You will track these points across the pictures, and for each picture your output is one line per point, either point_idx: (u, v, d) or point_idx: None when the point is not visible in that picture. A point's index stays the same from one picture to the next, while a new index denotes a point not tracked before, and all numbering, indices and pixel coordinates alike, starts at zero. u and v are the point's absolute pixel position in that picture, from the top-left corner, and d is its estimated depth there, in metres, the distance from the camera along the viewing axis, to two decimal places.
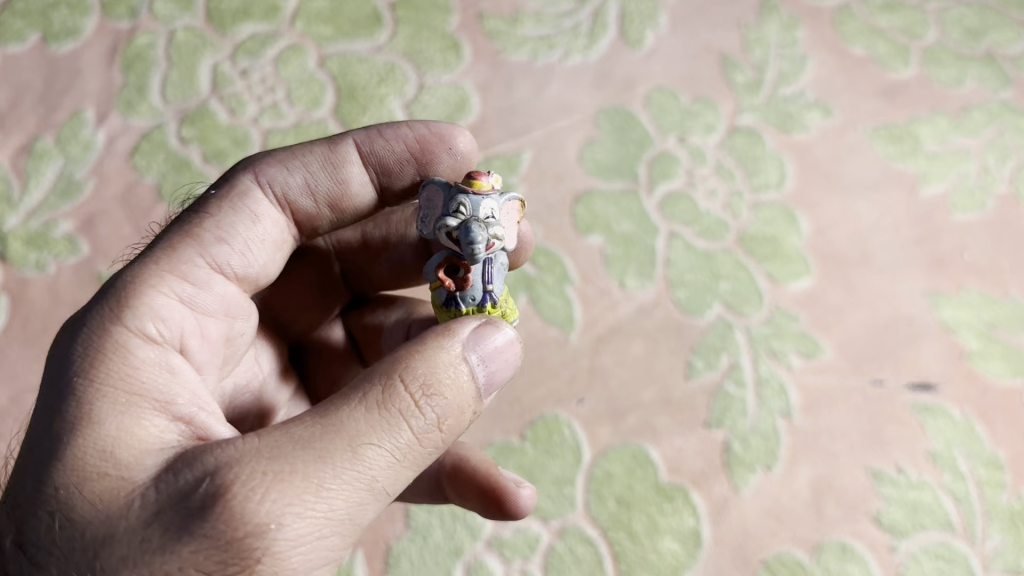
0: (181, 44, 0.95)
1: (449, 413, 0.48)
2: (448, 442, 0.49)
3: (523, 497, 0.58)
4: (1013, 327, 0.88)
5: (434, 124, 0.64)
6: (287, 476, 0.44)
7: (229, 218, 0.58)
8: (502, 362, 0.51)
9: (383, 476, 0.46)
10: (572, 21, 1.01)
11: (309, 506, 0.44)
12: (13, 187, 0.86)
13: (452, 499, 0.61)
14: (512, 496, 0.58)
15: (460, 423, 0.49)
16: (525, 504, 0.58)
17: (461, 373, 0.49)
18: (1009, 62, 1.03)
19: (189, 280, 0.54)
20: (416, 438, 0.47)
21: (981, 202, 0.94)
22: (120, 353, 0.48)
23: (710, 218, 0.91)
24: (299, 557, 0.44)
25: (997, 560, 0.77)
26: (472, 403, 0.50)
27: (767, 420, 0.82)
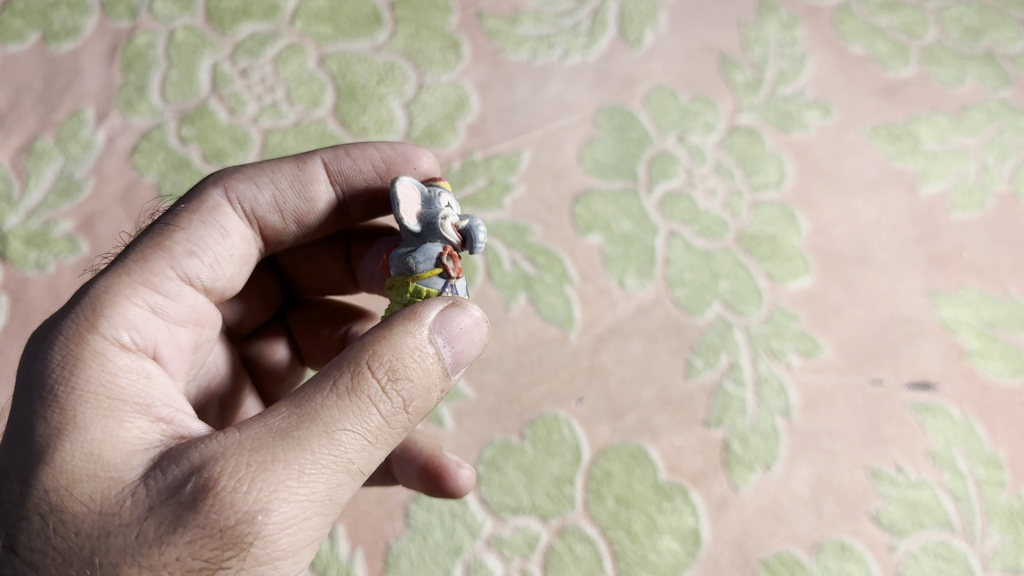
0: (181, 43, 0.96)
1: (418, 394, 0.48)
2: (417, 422, 0.50)
3: (462, 476, 0.65)
4: (1013, 326, 0.88)
5: (400, 145, 0.65)
6: (269, 465, 0.44)
7: (200, 232, 0.58)
8: (469, 343, 0.50)
9: (358, 457, 0.47)
10: (572, 21, 1.01)
11: (292, 492, 0.44)
12: (13, 187, 0.86)
13: (398, 480, 0.68)
14: (454, 476, 0.65)
15: (429, 403, 0.50)
16: (465, 483, 0.65)
17: (428, 353, 0.49)
18: (1009, 61, 1.03)
19: (161, 291, 0.54)
20: (387, 420, 0.47)
21: (980, 201, 0.95)
22: (97, 360, 0.48)
23: (709, 218, 0.91)
24: (287, 539, 0.45)
25: (997, 559, 0.77)
26: (438, 383, 0.50)
27: (766, 419, 0.82)
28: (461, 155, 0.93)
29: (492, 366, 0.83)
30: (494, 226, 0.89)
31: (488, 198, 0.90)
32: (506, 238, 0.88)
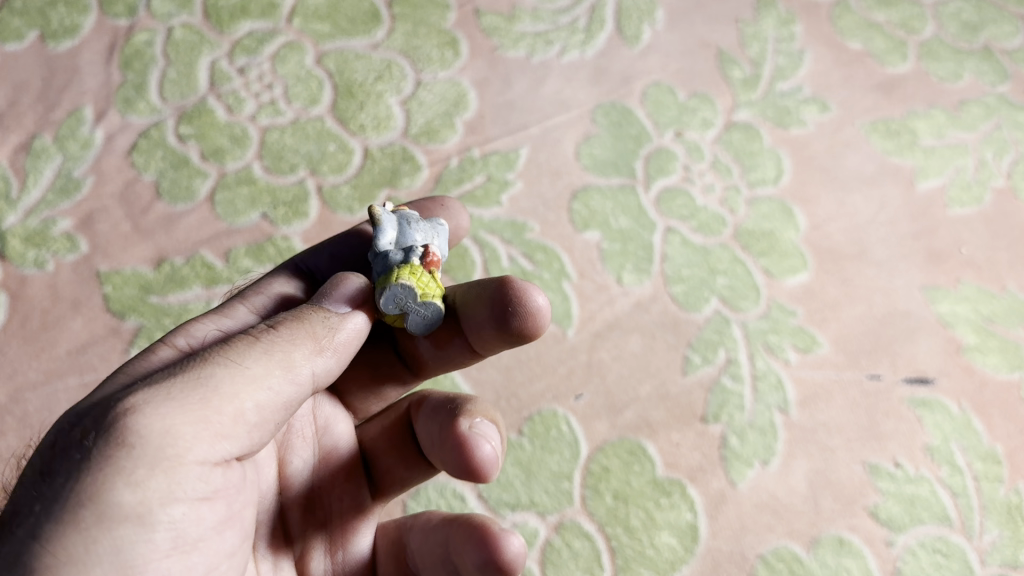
0: (179, 42, 0.96)
1: (297, 317, 0.51)
2: (302, 335, 0.50)
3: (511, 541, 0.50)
4: (1010, 321, 0.88)
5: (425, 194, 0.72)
6: (157, 370, 0.47)
7: (276, 284, 0.63)
8: (333, 292, 0.54)
9: (232, 352, 0.47)
10: (569, 17, 1.02)
11: (169, 377, 0.45)
12: (11, 185, 0.86)
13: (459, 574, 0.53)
14: (505, 548, 0.50)
15: (317, 329, 0.50)
16: (519, 558, 0.50)
17: (313, 303, 0.53)
18: (1007, 56, 1.03)
19: (229, 317, 0.58)
20: (266, 333, 0.49)
21: (979, 196, 0.95)
22: (145, 350, 0.53)
23: (706, 213, 0.91)
24: (157, 412, 0.43)
25: (994, 554, 0.78)
26: (318, 314, 0.51)
27: (764, 414, 0.82)
28: (460, 152, 0.92)
29: (490, 362, 0.83)
30: (491, 223, 0.89)
31: (485, 195, 0.90)
32: (504, 234, 0.88)
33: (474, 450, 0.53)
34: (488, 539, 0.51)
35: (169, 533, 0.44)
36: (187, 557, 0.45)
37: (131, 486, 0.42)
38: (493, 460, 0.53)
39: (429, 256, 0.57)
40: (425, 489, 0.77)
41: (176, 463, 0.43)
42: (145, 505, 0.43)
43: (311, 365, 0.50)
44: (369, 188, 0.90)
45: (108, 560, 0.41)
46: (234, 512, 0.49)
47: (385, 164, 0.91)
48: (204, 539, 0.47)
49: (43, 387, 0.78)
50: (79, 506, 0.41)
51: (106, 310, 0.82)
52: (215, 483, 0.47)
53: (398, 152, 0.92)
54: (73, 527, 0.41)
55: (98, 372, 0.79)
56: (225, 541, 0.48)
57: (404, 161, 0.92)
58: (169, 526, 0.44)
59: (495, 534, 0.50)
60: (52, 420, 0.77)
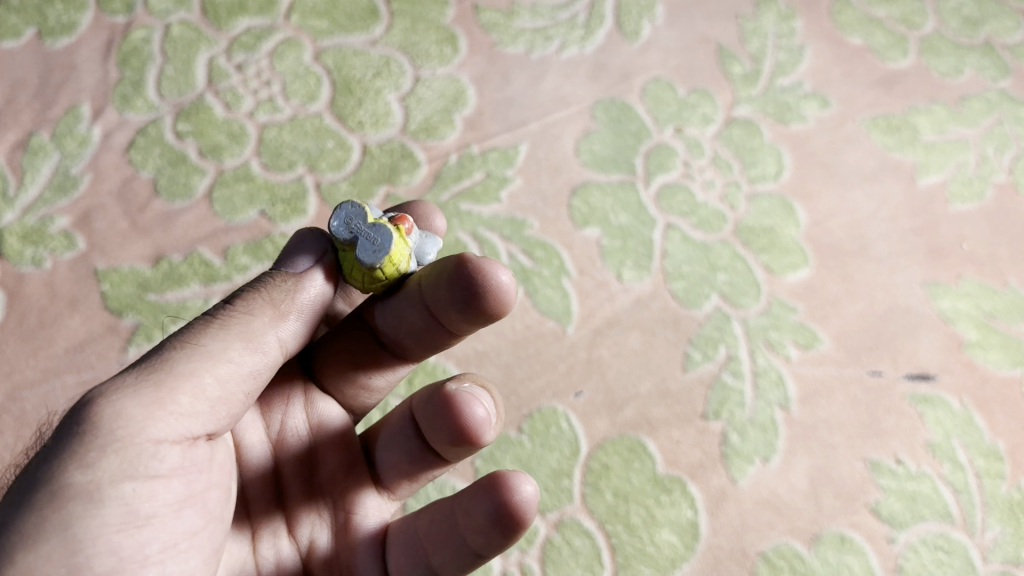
0: (176, 38, 0.95)
1: (253, 290, 0.52)
2: (256, 307, 0.51)
3: (524, 485, 0.52)
4: (1012, 317, 0.88)
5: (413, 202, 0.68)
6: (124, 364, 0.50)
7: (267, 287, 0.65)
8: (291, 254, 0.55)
9: (187, 335, 0.49)
10: (568, 13, 1.01)
11: (127, 368, 0.48)
12: (8, 183, 0.86)
13: (467, 533, 0.54)
14: (511, 492, 0.52)
15: (273, 296, 0.52)
16: (531, 504, 0.53)
17: (273, 269, 0.55)
18: (1008, 51, 1.03)
19: None
20: (222, 312, 0.51)
21: (980, 191, 0.94)
22: None
23: (707, 210, 0.91)
24: (112, 399, 0.46)
25: (996, 551, 0.77)
26: (275, 279, 0.53)
27: (764, 411, 0.82)
28: (458, 148, 0.92)
29: (489, 359, 0.82)
30: (491, 219, 0.88)
31: (484, 192, 0.89)
32: (504, 231, 0.88)
33: (467, 410, 0.55)
34: (492, 488, 0.53)
35: (121, 510, 0.45)
36: (139, 535, 0.46)
37: (82, 466, 0.44)
38: (484, 423, 0.55)
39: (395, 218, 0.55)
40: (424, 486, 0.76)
41: (129, 438, 0.45)
42: (96, 483, 0.44)
43: (268, 334, 0.51)
44: (368, 184, 0.89)
45: (59, 537, 0.43)
46: (195, 493, 0.50)
47: (383, 160, 0.91)
48: (161, 518, 0.47)
49: (40, 385, 0.78)
50: (34, 490, 0.43)
51: (104, 308, 0.81)
52: (174, 462, 0.48)
53: (397, 148, 0.92)
54: (27, 510, 0.43)
55: (96, 369, 0.79)
56: (184, 520, 0.49)
57: (403, 158, 0.91)
58: (123, 501, 0.45)
59: (496, 482, 0.53)
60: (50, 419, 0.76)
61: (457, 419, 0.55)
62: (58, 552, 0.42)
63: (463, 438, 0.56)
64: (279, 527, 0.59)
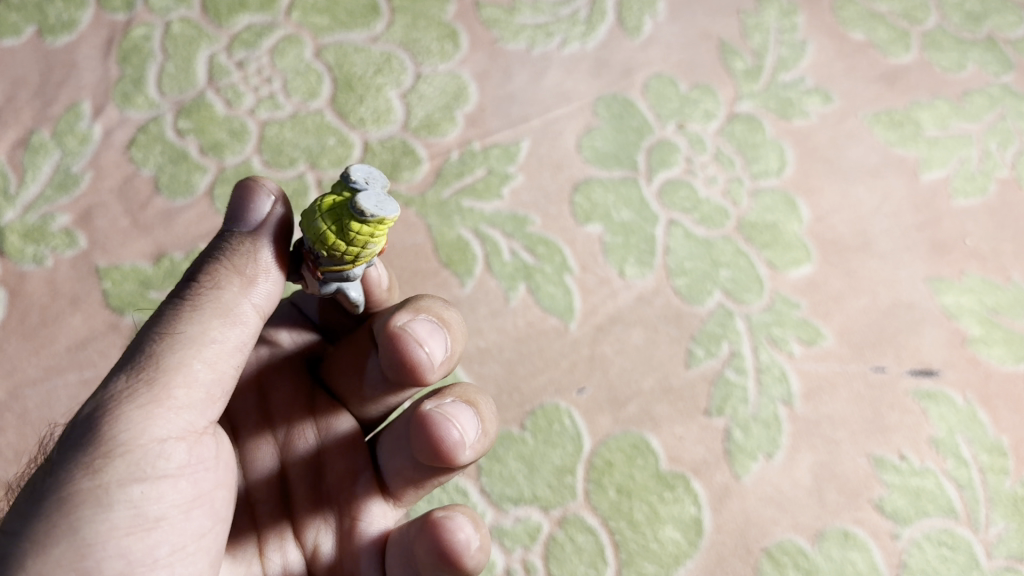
0: (177, 36, 0.95)
1: (219, 259, 0.51)
2: (227, 281, 0.50)
3: (461, 529, 0.54)
4: (1015, 312, 0.87)
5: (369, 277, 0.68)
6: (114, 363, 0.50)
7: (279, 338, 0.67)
8: (244, 214, 0.52)
9: (168, 324, 0.49)
10: (570, 9, 1.01)
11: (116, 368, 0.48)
12: (9, 181, 0.85)
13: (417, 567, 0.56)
14: (448, 536, 0.53)
15: (238, 264, 0.50)
16: (467, 547, 0.54)
17: (229, 231, 0.52)
18: (1010, 46, 1.03)
19: None
20: (193, 290, 0.50)
21: (982, 186, 0.94)
22: None
23: (709, 206, 0.90)
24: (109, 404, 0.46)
25: (1000, 547, 0.77)
26: (234, 245, 0.51)
27: (768, 407, 0.81)
28: (460, 145, 0.92)
29: (492, 356, 0.82)
30: (493, 216, 0.88)
31: (486, 188, 0.89)
32: (506, 228, 0.88)
33: (441, 431, 0.55)
34: (431, 531, 0.54)
35: (130, 512, 0.46)
36: (149, 537, 0.47)
37: (89, 473, 0.45)
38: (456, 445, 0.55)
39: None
40: None
41: (129, 439, 0.46)
42: (103, 488, 0.45)
43: (242, 304, 0.50)
44: None
45: (69, 543, 0.44)
46: (204, 493, 0.51)
47: (385, 157, 0.91)
48: (170, 518, 0.48)
49: (42, 383, 0.77)
50: (43, 500, 0.44)
51: (106, 306, 0.81)
52: (181, 461, 0.49)
53: (398, 145, 0.92)
54: (37, 520, 0.44)
55: (98, 367, 0.79)
56: (193, 520, 0.50)
57: (404, 155, 0.91)
58: (132, 503, 0.46)
59: (436, 523, 0.54)
60: (52, 417, 0.76)
61: (430, 437, 0.55)
62: (70, 558, 0.44)
63: (436, 457, 0.55)
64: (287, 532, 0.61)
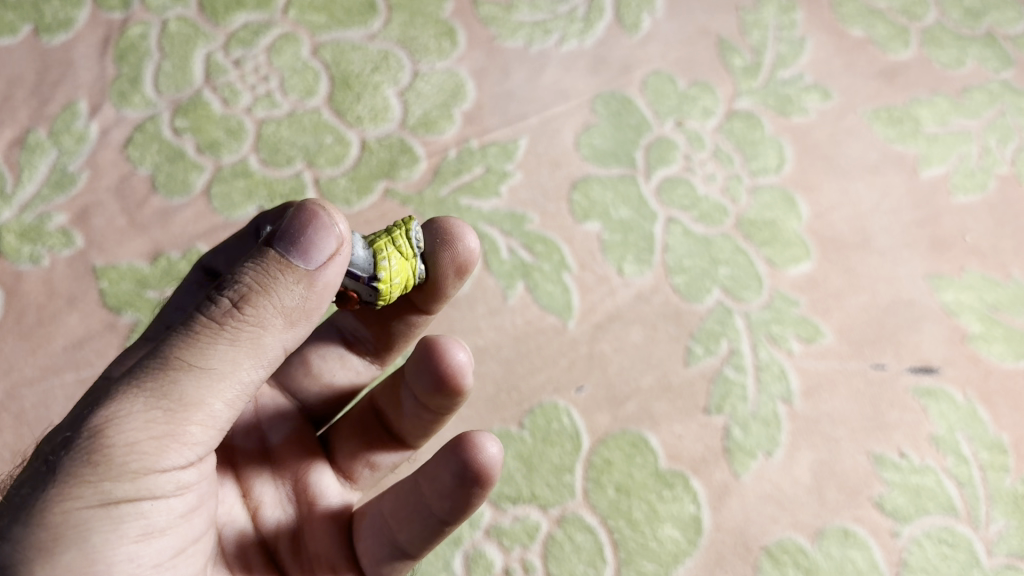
0: (173, 34, 0.95)
1: (263, 290, 0.46)
2: (267, 322, 0.47)
3: (488, 448, 0.53)
4: (1015, 309, 0.87)
5: None
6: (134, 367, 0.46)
7: None
8: (303, 246, 0.46)
9: (200, 357, 0.45)
10: (568, 7, 1.01)
11: (138, 388, 0.45)
12: (6, 180, 0.85)
13: (433, 501, 0.55)
14: (475, 452, 0.53)
15: (282, 303, 0.47)
16: (495, 462, 0.53)
17: (278, 253, 0.47)
18: (1010, 42, 1.02)
19: None
20: (230, 318, 0.46)
21: (982, 183, 0.94)
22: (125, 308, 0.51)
23: (708, 204, 0.90)
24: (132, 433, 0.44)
25: (1000, 544, 0.77)
26: (283, 282, 0.46)
27: (767, 405, 0.81)
28: (458, 143, 0.92)
29: (490, 355, 0.82)
30: (491, 215, 0.88)
31: (484, 186, 0.89)
32: (504, 226, 0.87)
33: (448, 359, 0.59)
34: (455, 450, 0.53)
35: (139, 524, 0.46)
36: (156, 545, 0.48)
37: (99, 489, 0.44)
38: (463, 370, 0.60)
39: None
40: None
41: (144, 466, 0.45)
42: (113, 504, 0.45)
43: (275, 344, 0.48)
44: (367, 179, 0.89)
45: (79, 553, 0.44)
46: (203, 499, 0.52)
47: (382, 155, 0.90)
48: (174, 527, 0.49)
49: (39, 384, 0.77)
50: (48, 511, 0.43)
51: (103, 306, 0.81)
52: (186, 479, 0.49)
53: (396, 143, 0.91)
54: (39, 528, 0.43)
55: (95, 367, 0.78)
56: (191, 526, 0.51)
57: (402, 153, 0.91)
58: (138, 521, 0.46)
59: (460, 440, 0.53)
60: (48, 417, 0.76)
61: (439, 366, 0.59)
62: (77, 566, 0.44)
63: (441, 384, 0.60)
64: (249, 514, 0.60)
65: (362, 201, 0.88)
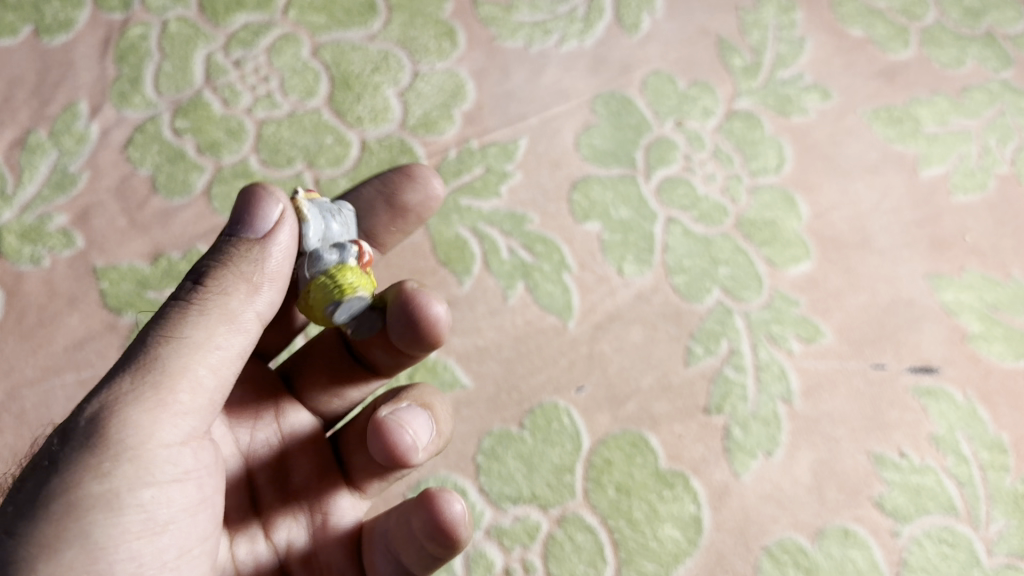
0: (174, 35, 0.95)
1: (224, 263, 0.49)
2: (233, 291, 0.49)
3: (454, 508, 0.54)
4: (1015, 309, 0.87)
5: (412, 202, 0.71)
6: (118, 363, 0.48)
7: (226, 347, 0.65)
8: (248, 218, 0.50)
9: (176, 333, 0.47)
10: (567, 7, 1.01)
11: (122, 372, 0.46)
12: (6, 181, 0.85)
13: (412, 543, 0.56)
14: (442, 511, 0.54)
15: (245, 269, 0.50)
16: (461, 522, 0.54)
17: (232, 233, 0.51)
18: (1009, 42, 1.03)
19: None
20: (196, 294, 0.49)
21: (982, 182, 0.94)
22: None
23: (708, 204, 0.90)
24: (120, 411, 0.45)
25: (1000, 544, 0.77)
26: (240, 251, 0.50)
27: (767, 405, 0.81)
28: (458, 143, 0.92)
29: (490, 355, 0.82)
30: (491, 215, 0.88)
31: (484, 187, 0.89)
32: (504, 226, 0.87)
33: (395, 437, 0.56)
34: (424, 505, 0.54)
35: (141, 515, 0.46)
36: (159, 541, 0.47)
37: (97, 474, 0.44)
38: (412, 450, 0.56)
39: (363, 256, 0.55)
40: (425, 482, 0.77)
41: (136, 444, 0.45)
42: (113, 491, 0.45)
43: (246, 310, 0.50)
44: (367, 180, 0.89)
45: (81, 548, 0.44)
46: (206, 496, 0.52)
47: (382, 156, 0.90)
48: (178, 522, 0.49)
49: (40, 384, 0.77)
50: (50, 504, 0.44)
51: (104, 306, 0.81)
52: (185, 466, 0.49)
53: (396, 144, 0.91)
54: (44, 522, 0.43)
55: (96, 367, 0.78)
56: (197, 523, 0.50)
57: (402, 153, 0.91)
58: (140, 510, 0.46)
59: (431, 496, 0.54)
60: (49, 417, 0.76)
61: (384, 445, 0.55)
62: (81, 559, 0.44)
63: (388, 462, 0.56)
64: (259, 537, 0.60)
65: None
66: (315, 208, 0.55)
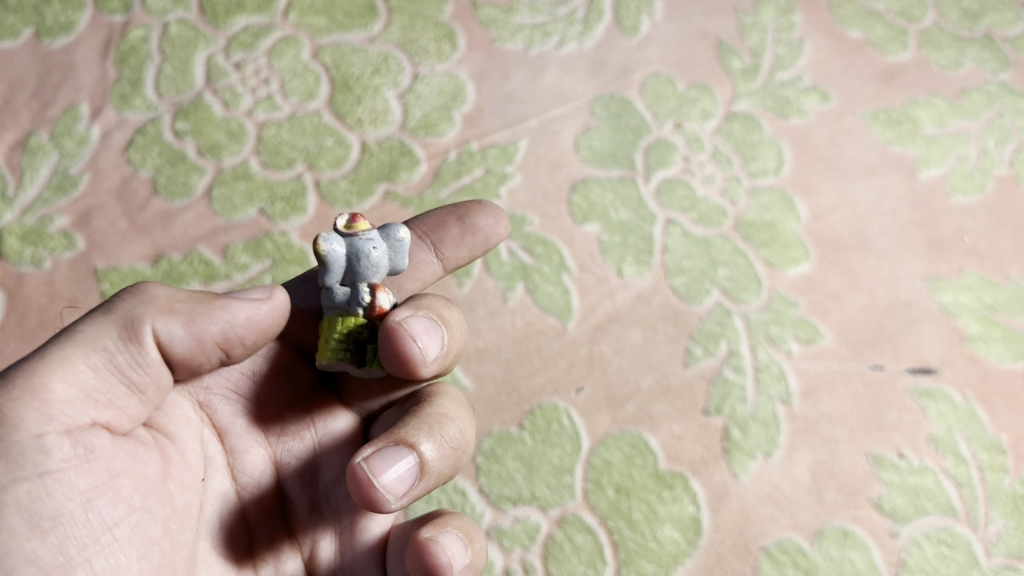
0: (174, 37, 0.95)
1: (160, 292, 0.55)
2: (142, 308, 0.53)
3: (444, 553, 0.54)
4: (1013, 310, 0.88)
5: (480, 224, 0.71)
6: None
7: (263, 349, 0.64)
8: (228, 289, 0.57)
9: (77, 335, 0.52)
10: (567, 9, 1.01)
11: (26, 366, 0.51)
12: (7, 183, 0.85)
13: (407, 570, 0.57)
14: (432, 558, 0.54)
15: (170, 299, 0.54)
16: (451, 569, 0.54)
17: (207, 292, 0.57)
18: (1008, 44, 1.03)
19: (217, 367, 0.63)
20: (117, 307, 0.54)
21: (981, 184, 0.94)
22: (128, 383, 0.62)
23: (707, 205, 0.90)
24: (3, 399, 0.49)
25: (999, 545, 0.77)
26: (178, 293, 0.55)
27: (766, 406, 0.81)
28: (458, 145, 0.92)
29: (490, 357, 0.82)
30: None
31: (484, 189, 0.89)
32: None
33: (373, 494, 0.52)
34: (417, 549, 0.54)
35: (20, 506, 0.48)
36: (50, 536, 0.48)
37: None
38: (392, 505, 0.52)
39: (376, 306, 0.57)
40: None
41: (8, 433, 0.48)
42: None
43: (148, 325, 0.52)
44: (367, 182, 0.89)
45: None
46: (102, 481, 0.51)
47: (382, 158, 0.91)
48: (69, 513, 0.49)
49: None
50: None
51: None
52: (65, 453, 0.49)
53: (396, 146, 0.92)
54: None
55: None
56: (93, 512, 0.50)
57: (402, 155, 0.91)
58: (18, 502, 0.48)
59: (421, 544, 0.54)
60: None
61: (364, 499, 0.52)
62: None
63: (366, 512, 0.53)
64: (282, 547, 0.60)
65: (363, 203, 0.88)
66: (346, 246, 0.55)
